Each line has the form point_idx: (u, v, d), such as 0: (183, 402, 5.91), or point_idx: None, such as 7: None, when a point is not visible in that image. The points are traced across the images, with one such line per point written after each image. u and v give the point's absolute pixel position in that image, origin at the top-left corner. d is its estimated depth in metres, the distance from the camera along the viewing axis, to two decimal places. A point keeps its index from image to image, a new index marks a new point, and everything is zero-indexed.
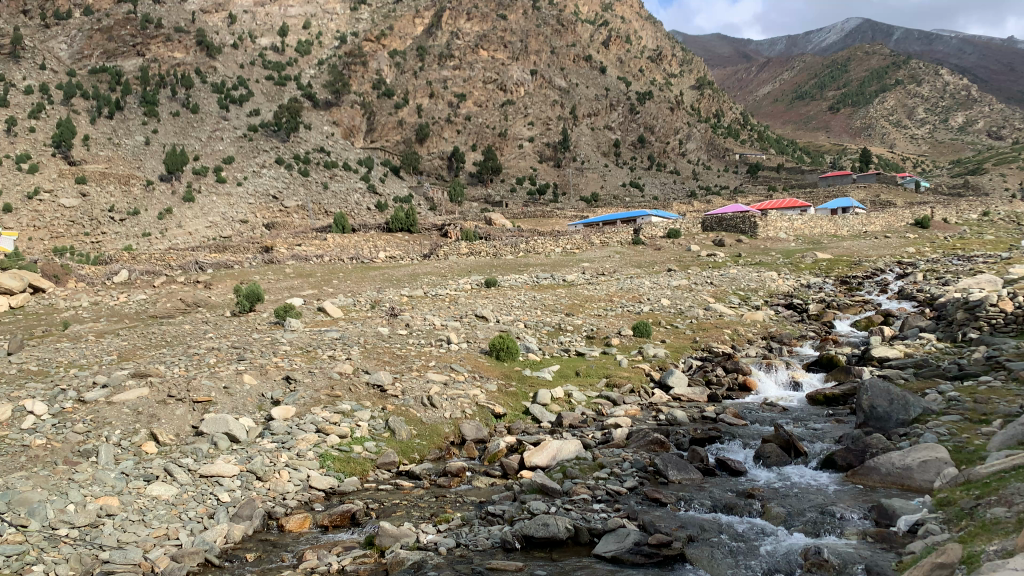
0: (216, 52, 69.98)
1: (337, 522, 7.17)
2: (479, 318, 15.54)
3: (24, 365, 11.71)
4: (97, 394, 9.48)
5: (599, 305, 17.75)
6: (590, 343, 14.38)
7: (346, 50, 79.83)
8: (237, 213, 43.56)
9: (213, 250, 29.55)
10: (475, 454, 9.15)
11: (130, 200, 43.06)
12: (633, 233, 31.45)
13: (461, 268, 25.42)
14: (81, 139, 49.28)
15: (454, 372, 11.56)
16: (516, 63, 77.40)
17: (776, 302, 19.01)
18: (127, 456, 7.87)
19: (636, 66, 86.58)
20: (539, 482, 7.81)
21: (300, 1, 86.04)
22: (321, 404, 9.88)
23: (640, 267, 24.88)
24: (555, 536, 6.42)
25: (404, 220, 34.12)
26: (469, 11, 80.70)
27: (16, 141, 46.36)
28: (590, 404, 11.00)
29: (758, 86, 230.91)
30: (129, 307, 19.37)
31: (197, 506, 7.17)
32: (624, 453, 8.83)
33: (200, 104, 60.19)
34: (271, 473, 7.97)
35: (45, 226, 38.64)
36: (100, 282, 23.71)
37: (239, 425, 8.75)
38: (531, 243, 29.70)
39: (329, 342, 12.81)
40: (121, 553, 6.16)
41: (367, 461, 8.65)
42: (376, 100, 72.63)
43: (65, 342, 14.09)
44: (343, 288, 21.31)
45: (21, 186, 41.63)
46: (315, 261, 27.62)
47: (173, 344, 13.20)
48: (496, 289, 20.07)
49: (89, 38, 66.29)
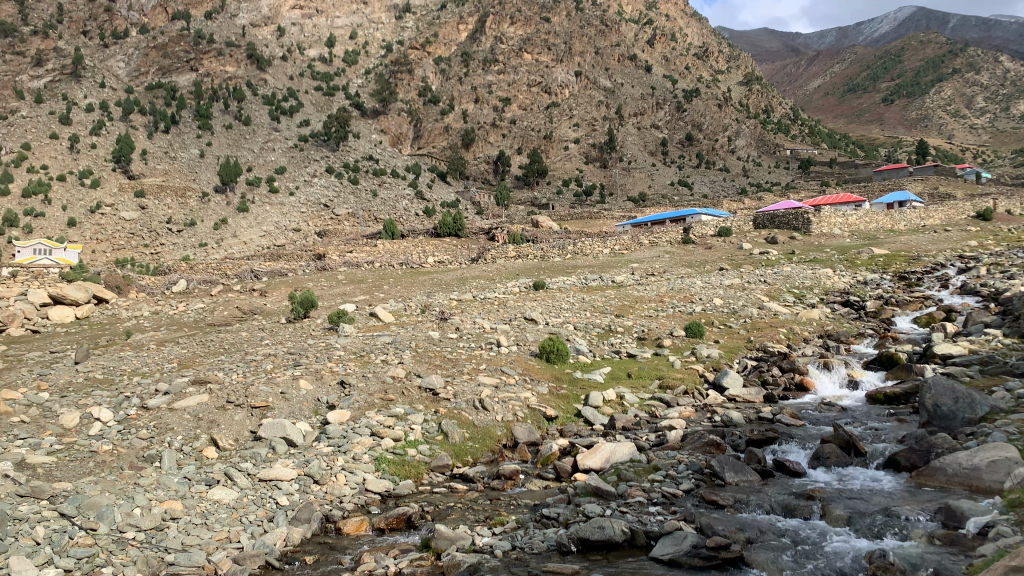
0: (266, 65, 71.56)
1: (393, 524, 7.20)
2: (528, 321, 15.58)
3: (90, 373, 12.16)
4: (159, 401, 9.77)
5: (649, 306, 17.62)
6: (641, 345, 14.26)
7: (392, 58, 80.71)
8: (289, 222, 44.31)
9: (268, 259, 30.19)
10: (528, 457, 9.14)
11: (187, 211, 44.27)
12: (683, 232, 31.12)
13: (509, 271, 25.50)
14: (139, 153, 50.78)
15: (505, 374, 11.60)
16: (560, 65, 77.40)
17: (832, 300, 18.58)
18: (189, 461, 8.09)
19: (682, 64, 85.65)
20: (593, 484, 7.77)
21: (347, 12, 87.37)
22: (374, 407, 10.01)
23: (690, 267, 24.57)
24: (611, 539, 6.36)
25: (451, 225, 34.43)
26: (512, 15, 81.20)
27: (79, 158, 48.00)
28: (644, 406, 10.89)
29: (807, 80, 226.35)
30: (188, 316, 19.95)
31: (257, 510, 7.31)
32: (679, 455, 8.70)
33: (252, 116, 61.67)
34: (327, 477, 8.09)
35: (107, 239, 39.96)
36: (160, 292, 24.46)
37: (296, 430, 8.90)
38: (578, 244, 29.69)
39: (381, 347, 12.95)
40: (186, 556, 6.31)
41: (421, 464, 8.71)
42: (422, 106, 73.35)
43: (128, 351, 14.56)
44: (393, 292, 21.62)
45: (84, 201, 43.15)
46: (366, 267, 28.08)
47: (231, 351, 13.55)
48: (545, 292, 20.10)
49: (145, 56, 68.26)
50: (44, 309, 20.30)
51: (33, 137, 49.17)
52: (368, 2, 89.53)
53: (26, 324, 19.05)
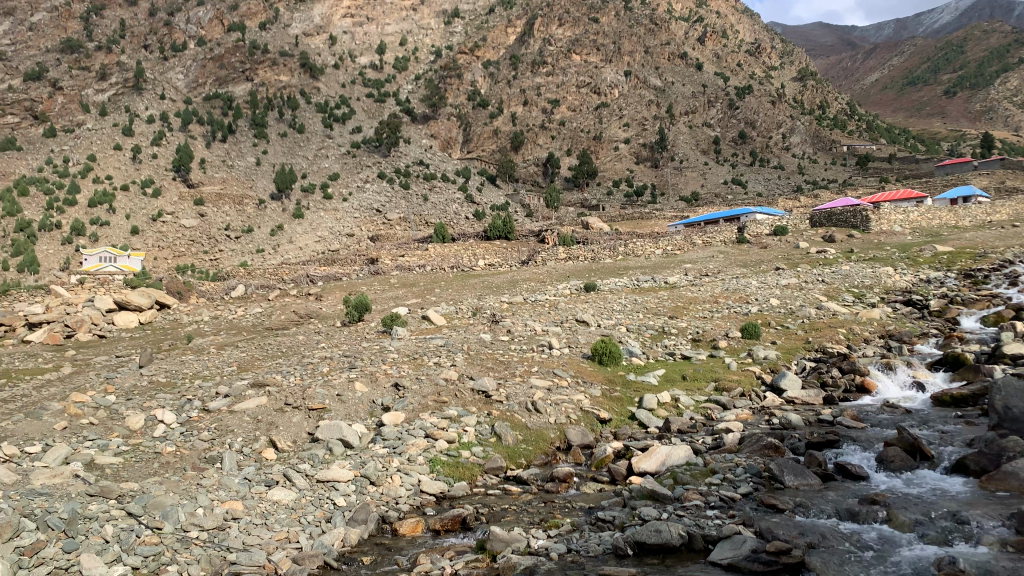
0: (319, 73, 73.08)
1: (448, 526, 7.23)
2: (580, 323, 15.53)
3: (154, 376, 12.56)
4: (219, 403, 10.05)
5: (704, 307, 17.42)
6: (696, 346, 14.07)
7: (441, 64, 81.31)
8: (343, 227, 44.92)
9: (323, 264, 30.73)
10: (582, 459, 9.10)
11: (244, 218, 45.62)
12: (737, 232, 30.68)
13: (560, 273, 25.48)
14: (198, 162, 52.19)
15: (558, 376, 11.59)
16: (610, 65, 77.13)
17: (893, 299, 18.07)
18: (249, 462, 8.27)
19: (734, 61, 84.43)
20: (648, 487, 7.68)
21: (397, 19, 88.50)
22: (428, 409, 10.09)
23: (745, 267, 24.24)
24: (668, 543, 6.27)
25: (501, 228, 34.49)
26: (561, 17, 81.21)
27: (141, 167, 49.54)
28: (699, 408, 10.73)
29: (864, 74, 220.69)
30: (247, 320, 20.41)
31: (315, 511, 7.43)
32: (737, 458, 8.55)
33: (306, 125, 63.06)
34: (383, 478, 8.18)
35: (169, 246, 41.15)
36: (220, 297, 25.08)
37: (352, 432, 9.02)
38: (630, 245, 29.57)
39: (434, 350, 13.04)
40: (247, 555, 6.43)
41: (475, 466, 8.74)
42: (471, 110, 73.81)
43: (189, 354, 14.98)
44: (445, 295, 21.76)
45: (146, 209, 44.56)
46: (418, 270, 28.41)
47: (289, 354, 13.82)
48: (596, 293, 20.01)
49: (203, 67, 70.07)
50: (110, 315, 21.03)
51: (98, 148, 50.93)
52: (417, 8, 90.49)
53: (93, 329, 19.76)
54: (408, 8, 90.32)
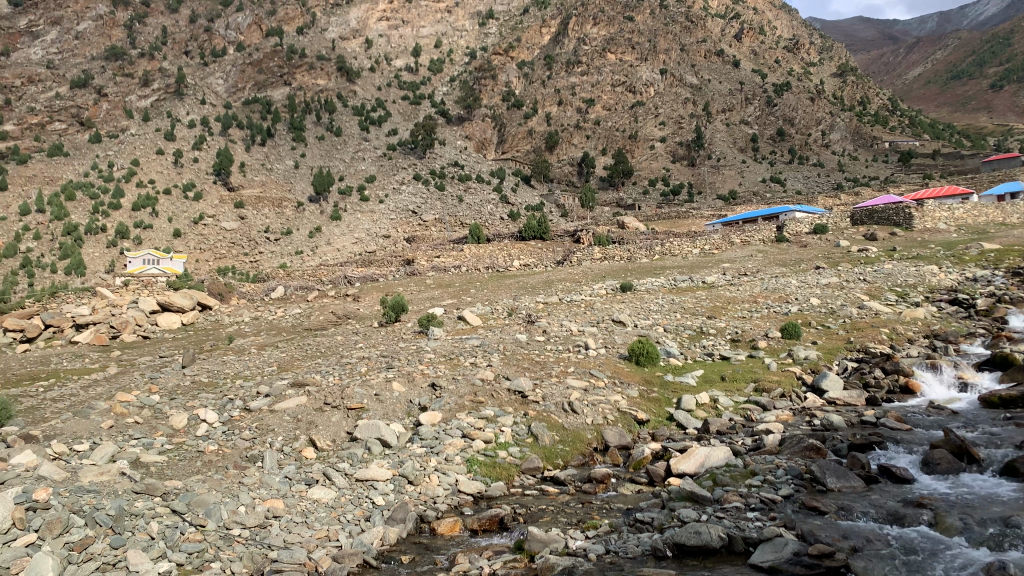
0: (355, 76, 73.90)
1: (485, 526, 7.26)
2: (617, 323, 15.48)
3: (197, 376, 12.83)
4: (260, 403, 10.25)
5: (743, 306, 17.22)
6: (735, 347, 13.91)
7: (476, 65, 81.51)
8: (380, 229, 45.23)
9: (360, 265, 30.98)
10: (619, 460, 9.06)
11: (283, 221, 46.46)
12: (776, 230, 30.29)
13: (596, 273, 25.41)
14: (238, 166, 53.07)
15: (594, 377, 11.55)
16: (645, 64, 76.68)
17: (938, 298, 17.65)
18: (290, 461, 8.41)
19: (772, 57, 83.36)
20: (687, 489, 7.62)
21: (432, 21, 89.02)
22: (465, 410, 10.12)
23: (785, 266, 23.91)
24: (708, 545, 6.21)
25: (536, 228, 34.44)
26: (596, 16, 80.97)
27: (183, 171, 50.54)
28: (739, 410, 10.60)
29: (906, 68, 216.07)
30: (286, 321, 20.71)
31: (354, 509, 7.51)
32: (778, 459, 8.43)
33: (343, 128, 63.77)
34: (421, 477, 8.23)
35: (210, 248, 41.93)
36: (260, 298, 25.49)
37: (390, 431, 9.10)
38: (666, 245, 29.38)
39: (470, 350, 13.08)
40: (288, 553, 6.51)
41: (512, 466, 8.75)
42: (506, 111, 73.98)
43: (231, 355, 15.26)
44: (480, 295, 21.83)
45: (188, 212, 45.54)
46: (454, 271, 28.57)
47: (328, 354, 13.98)
48: (633, 293, 19.91)
49: (242, 72, 71.15)
50: (154, 316, 21.47)
51: (141, 153, 52.05)
52: (452, 10, 90.92)
53: (137, 330, 20.21)
54: (443, 10, 90.72)
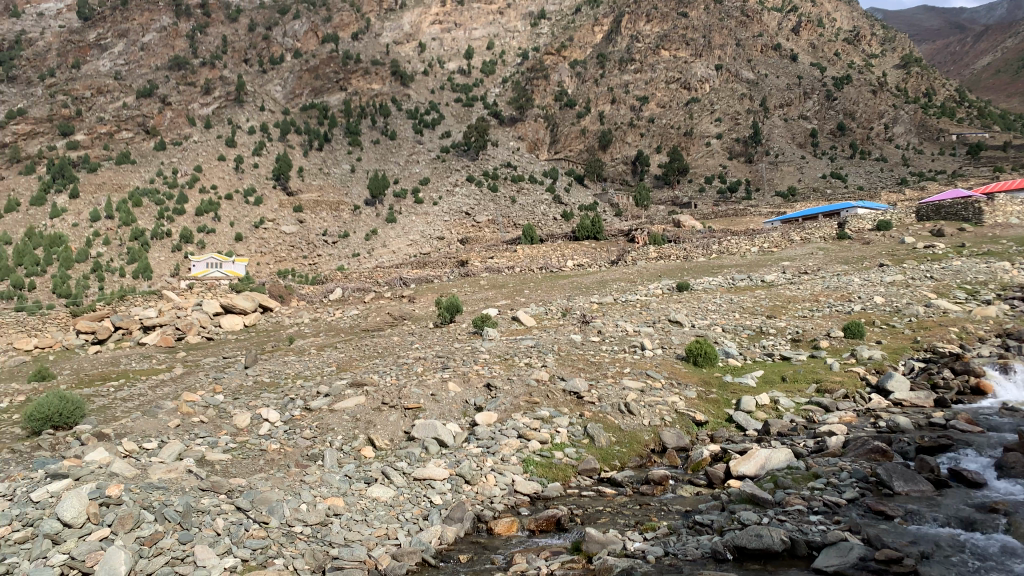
0: (409, 80, 74.81)
1: (543, 526, 7.24)
2: (673, 323, 15.33)
3: (260, 376, 13.18)
4: (320, 403, 10.51)
5: (803, 306, 16.81)
6: (796, 347, 13.63)
7: (528, 65, 81.55)
8: (434, 230, 45.51)
9: (415, 267, 31.31)
10: (678, 461, 8.94)
11: (340, 224, 47.39)
12: (837, 228, 29.60)
13: (651, 273, 25.18)
14: (297, 171, 54.32)
15: (651, 378, 11.44)
16: (700, 60, 75.62)
17: (1011, 295, 16.93)
18: (349, 460, 8.58)
19: (831, 50, 81.30)
20: (748, 492, 7.50)
21: (484, 23, 89.47)
22: (520, 410, 10.14)
23: (847, 264, 23.31)
24: (770, 548, 6.07)
25: (590, 228, 34.26)
26: (649, 12, 80.21)
27: (244, 177, 52.06)
28: (800, 412, 10.36)
29: (974, 58, 208.04)
30: (345, 322, 21.07)
31: (413, 508, 7.60)
32: (842, 462, 8.22)
33: (397, 131, 64.60)
34: (478, 477, 8.27)
35: (271, 252, 43.01)
36: (319, 300, 25.98)
37: (447, 431, 9.17)
38: (723, 244, 28.98)
39: (524, 350, 13.12)
40: (349, 551, 6.60)
41: (568, 467, 8.71)
42: (558, 111, 73.98)
43: (292, 355, 15.65)
44: (534, 296, 21.92)
45: (250, 217, 47.07)
46: (508, 272, 28.68)
47: (385, 354, 14.19)
48: (690, 293, 19.67)
49: (299, 79, 72.62)
50: (217, 318, 22.08)
51: (204, 159, 53.72)
52: (504, 12, 91.11)
53: (202, 332, 20.84)
54: (495, 12, 91.06)
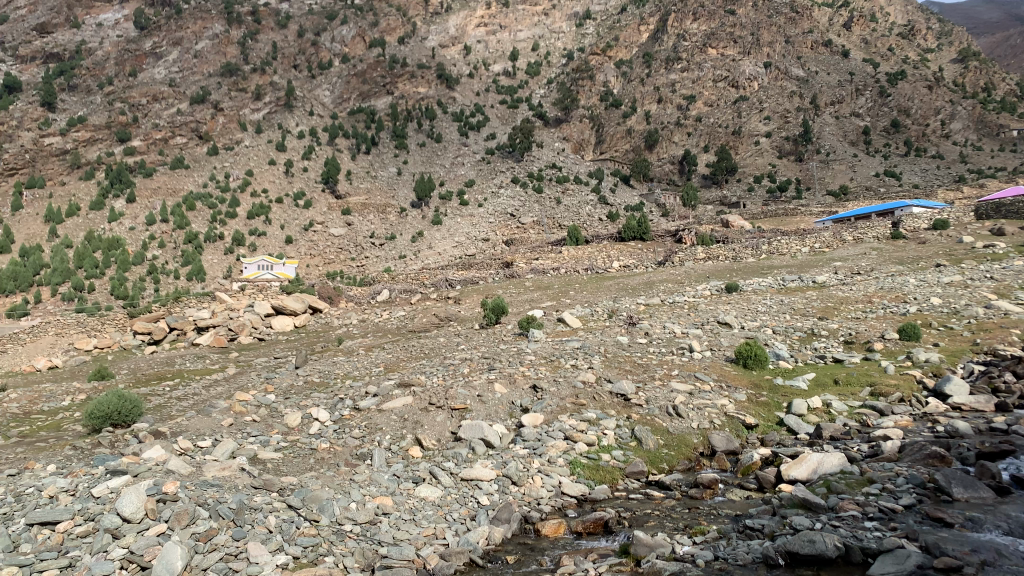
0: (454, 83, 75.36)
1: (590, 528, 7.22)
2: (723, 325, 15.13)
3: (310, 376, 13.39)
4: (369, 402, 10.68)
5: (856, 307, 16.47)
6: (849, 349, 13.34)
7: (574, 66, 81.44)
8: (479, 232, 45.60)
9: (461, 268, 31.59)
10: (727, 465, 8.82)
11: (387, 226, 48.02)
12: (892, 227, 28.92)
13: (699, 274, 24.89)
14: (345, 174, 55.23)
15: (699, 381, 11.32)
16: (748, 57, 74.53)
17: None
18: (397, 459, 8.69)
19: (885, 45, 79.40)
20: (800, 496, 7.36)
21: (529, 25, 89.68)
22: (566, 412, 10.13)
23: (901, 264, 22.71)
24: (823, 554, 5.93)
25: (636, 228, 33.98)
26: (696, 11, 79.42)
27: (294, 181, 53.22)
28: (854, 415, 10.13)
29: None
30: (391, 323, 21.27)
31: (460, 508, 7.64)
32: (898, 467, 8.01)
33: (443, 134, 65.17)
34: (525, 478, 8.28)
35: (320, 254, 43.71)
36: (366, 301, 26.31)
37: (493, 432, 9.22)
38: (773, 245, 28.58)
39: (570, 352, 13.11)
40: (398, 550, 6.65)
41: (616, 470, 8.66)
42: (604, 111, 73.75)
43: (341, 355, 15.87)
44: (580, 297, 21.87)
45: (299, 220, 48.01)
46: (553, 273, 28.66)
47: (432, 355, 14.30)
48: (738, 294, 19.42)
49: (347, 83, 73.66)
50: (269, 319, 22.53)
51: (255, 164, 55.03)
52: (549, 13, 91.13)
53: (254, 332, 21.38)
54: (540, 13, 91.15)
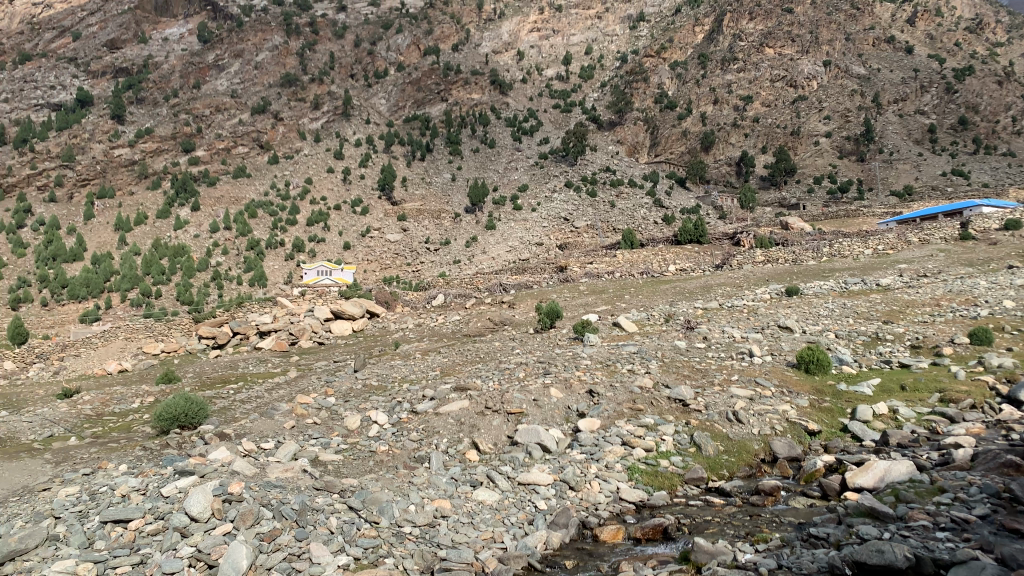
0: (507, 89, 75.75)
1: (649, 535, 7.16)
2: (783, 329, 14.82)
3: (368, 380, 13.58)
4: (426, 406, 10.80)
5: (923, 311, 15.99)
6: (916, 354, 12.95)
7: (627, 69, 81.09)
8: (533, 236, 45.47)
9: (515, 272, 31.67)
10: (789, 472, 8.65)
11: (442, 231, 48.48)
12: (961, 228, 28.01)
13: (757, 277, 24.44)
14: (401, 181, 55.99)
15: (760, 386, 11.12)
16: (807, 56, 72.99)
17: None
18: (454, 463, 8.76)
19: (951, 40, 76.89)
20: (867, 505, 7.17)
21: (583, 29, 89.65)
22: (624, 417, 10.08)
23: (972, 266, 21.93)
24: (892, 564, 5.67)
25: (693, 232, 33.58)
26: (752, 10, 78.17)
27: (351, 188, 54.28)
28: (922, 422, 9.80)
29: None
30: (447, 327, 21.48)
31: (517, 513, 7.65)
32: (971, 476, 7.69)
33: (496, 139, 65.51)
34: (583, 483, 8.26)
35: (377, 260, 44.36)
36: (422, 306, 26.57)
37: (549, 436, 9.23)
38: (835, 247, 27.97)
39: (627, 357, 13.01)
40: (456, 553, 6.69)
41: (675, 476, 8.55)
42: (659, 113, 73.18)
43: (398, 359, 16.10)
44: (635, 302, 21.67)
45: (357, 226, 48.87)
46: (608, 277, 28.65)
47: (487, 359, 14.40)
48: (799, 298, 19.02)
49: (403, 91, 74.66)
50: (328, 324, 22.98)
51: (314, 172, 56.49)
52: (602, 16, 90.82)
53: (314, 337, 21.86)
54: (593, 16, 91.16)
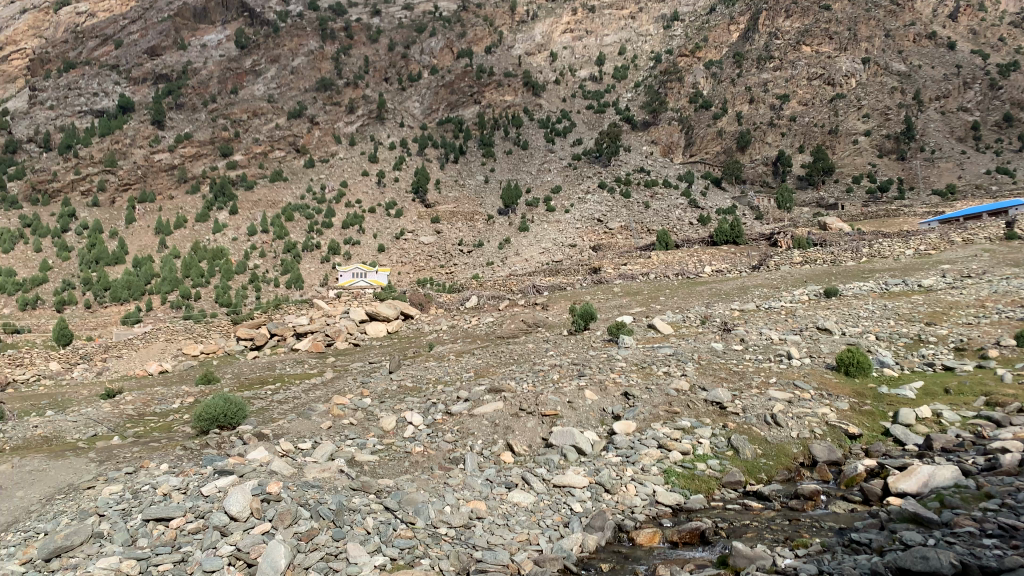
0: (540, 90, 75.73)
1: (686, 538, 7.09)
2: (822, 331, 14.60)
3: (403, 381, 13.67)
4: (461, 407, 10.83)
5: (967, 312, 15.63)
6: (959, 357, 12.67)
7: (661, 69, 80.59)
8: (566, 238, 45.35)
9: (549, 274, 31.61)
10: (830, 476, 8.51)
11: (475, 233, 48.60)
12: (1006, 226, 27.32)
13: (795, 278, 24.13)
14: (434, 183, 56.33)
15: (799, 389, 10.96)
16: (845, 53, 71.79)
17: None
18: (490, 464, 8.78)
19: (995, 35, 75.08)
20: (911, 511, 7.04)
21: (616, 29, 89.33)
22: (660, 419, 10.00)
23: (1018, 267, 21.39)
24: (938, 571, 5.55)
25: (729, 232, 33.26)
26: (789, 7, 77.11)
27: (385, 191, 54.74)
28: (967, 425, 9.57)
29: None
30: (481, 329, 21.52)
31: (553, 515, 7.63)
32: (1019, 482, 7.49)
33: (529, 141, 65.52)
34: (617, 486, 8.22)
35: (411, 262, 44.67)
36: (456, 307, 26.70)
37: (584, 438, 9.22)
38: (875, 248, 27.49)
39: (663, 359, 12.91)
40: (492, 555, 6.68)
41: (712, 479, 8.47)
42: (693, 113, 72.63)
43: (432, 361, 16.21)
44: (670, 303, 21.51)
45: (391, 229, 49.21)
46: (642, 278, 28.55)
47: (521, 361, 14.41)
48: (838, 299, 18.73)
49: (436, 94, 75.01)
50: (363, 325, 23.22)
51: (349, 176, 57.21)
52: (635, 16, 90.37)
53: (349, 338, 22.03)
54: (627, 17, 90.72)
